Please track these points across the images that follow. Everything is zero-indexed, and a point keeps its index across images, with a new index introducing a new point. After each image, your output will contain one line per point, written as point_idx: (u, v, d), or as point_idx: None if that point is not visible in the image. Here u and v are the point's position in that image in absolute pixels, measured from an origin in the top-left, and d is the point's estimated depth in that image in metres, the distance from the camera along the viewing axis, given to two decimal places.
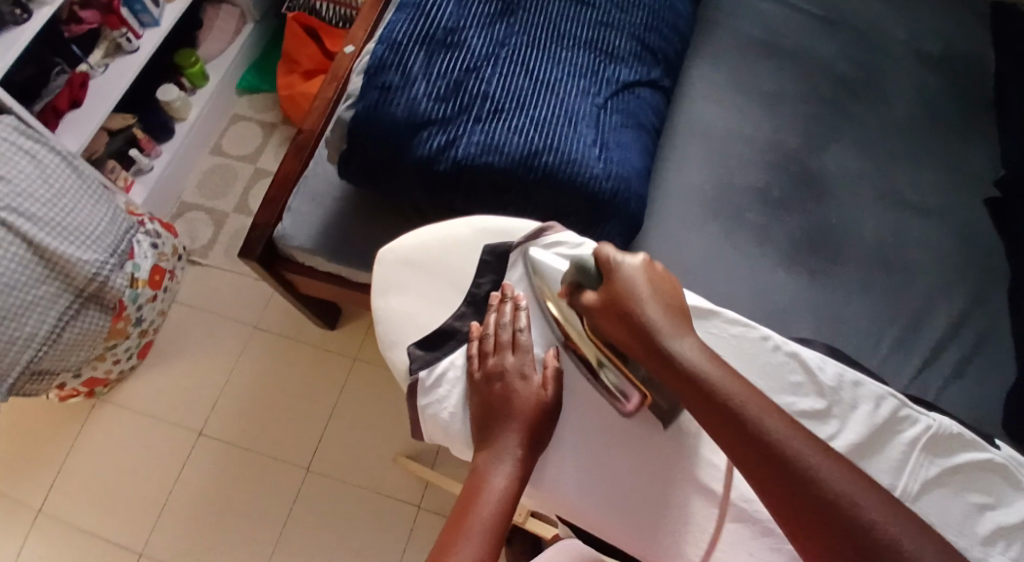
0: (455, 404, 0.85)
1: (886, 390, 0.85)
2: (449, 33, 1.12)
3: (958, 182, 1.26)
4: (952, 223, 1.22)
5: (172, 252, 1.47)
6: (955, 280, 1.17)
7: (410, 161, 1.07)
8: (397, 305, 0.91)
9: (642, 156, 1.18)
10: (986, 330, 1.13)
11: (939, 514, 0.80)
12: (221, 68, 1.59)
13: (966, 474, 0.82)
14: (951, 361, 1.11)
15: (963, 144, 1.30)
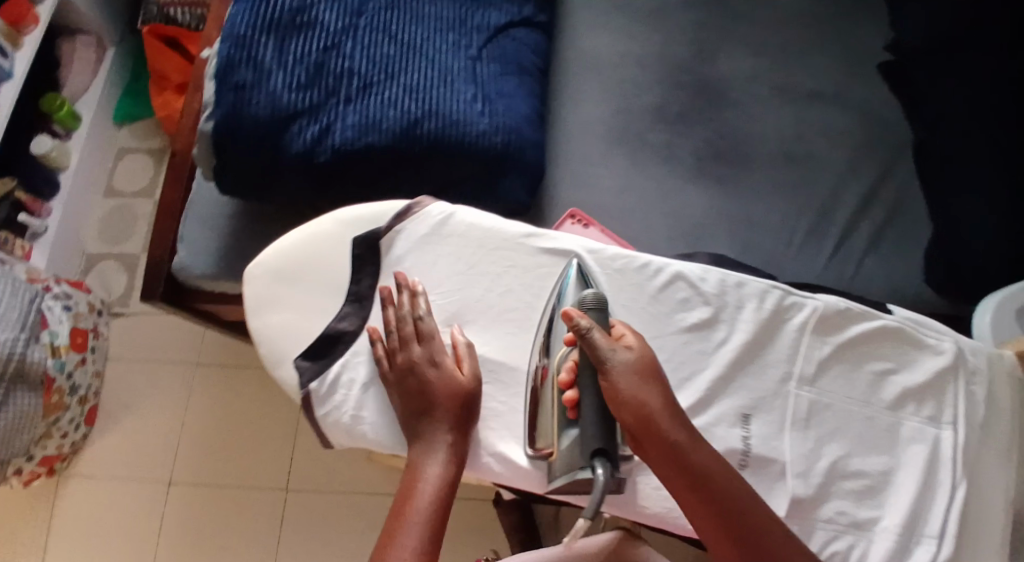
0: (355, 406, 0.83)
1: (771, 283, 0.88)
2: (297, 14, 1.05)
3: (852, 52, 1.24)
4: (850, 96, 1.22)
5: (89, 310, 1.42)
6: (861, 155, 1.18)
7: (287, 159, 1.01)
8: (274, 321, 0.87)
9: (531, 100, 1.13)
10: (898, 198, 1.15)
11: (845, 392, 0.86)
12: (91, 104, 1.50)
13: (864, 345, 0.87)
14: (866, 232, 1.14)
15: (856, 11, 1.27)
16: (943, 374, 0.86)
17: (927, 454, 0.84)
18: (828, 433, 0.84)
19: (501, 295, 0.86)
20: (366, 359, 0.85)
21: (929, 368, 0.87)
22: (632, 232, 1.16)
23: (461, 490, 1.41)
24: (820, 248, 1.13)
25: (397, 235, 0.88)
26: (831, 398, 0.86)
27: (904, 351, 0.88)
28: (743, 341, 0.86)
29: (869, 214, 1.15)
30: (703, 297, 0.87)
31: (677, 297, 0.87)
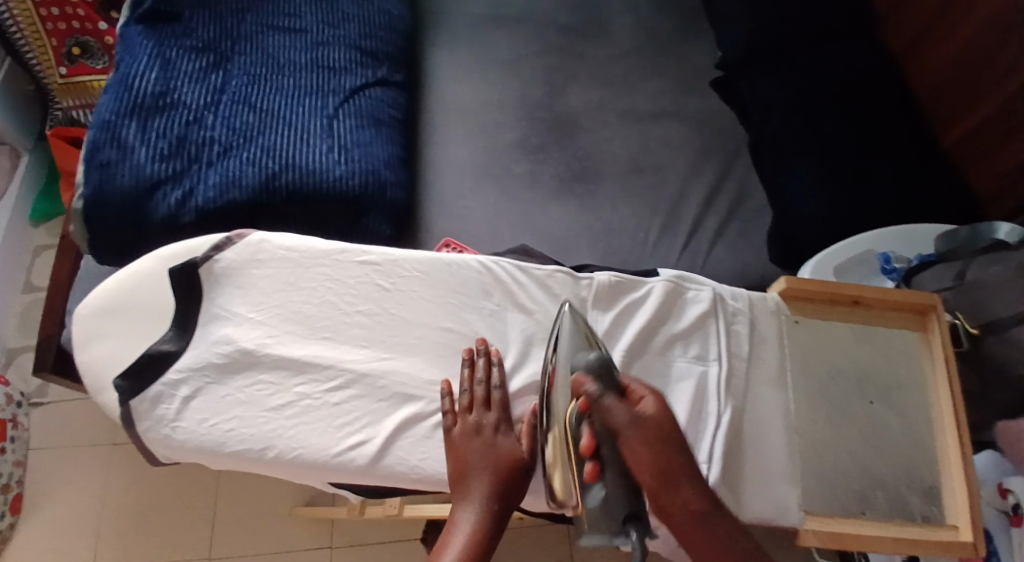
0: (181, 417, 0.76)
1: (553, 268, 0.86)
2: (159, 96, 1.14)
3: (685, 78, 1.43)
4: (689, 115, 1.39)
5: (8, 401, 1.45)
6: (702, 161, 1.33)
7: (155, 223, 1.08)
8: (99, 356, 0.80)
9: (390, 147, 1.23)
10: (738, 193, 1.29)
11: (621, 348, 0.88)
12: (8, 208, 1.59)
13: (634, 312, 0.90)
14: (712, 225, 1.25)
15: (683, 45, 1.48)
16: (703, 316, 0.91)
17: (696, 386, 0.89)
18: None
19: (322, 312, 0.80)
20: (190, 375, 0.77)
21: (692, 315, 0.91)
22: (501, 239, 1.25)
23: (383, 533, 1.45)
24: (673, 240, 1.24)
25: (217, 263, 0.81)
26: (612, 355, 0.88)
27: (673, 303, 0.92)
28: (524, 321, 0.85)
29: (714, 206, 1.28)
30: (491, 286, 0.85)
31: (467, 287, 0.84)
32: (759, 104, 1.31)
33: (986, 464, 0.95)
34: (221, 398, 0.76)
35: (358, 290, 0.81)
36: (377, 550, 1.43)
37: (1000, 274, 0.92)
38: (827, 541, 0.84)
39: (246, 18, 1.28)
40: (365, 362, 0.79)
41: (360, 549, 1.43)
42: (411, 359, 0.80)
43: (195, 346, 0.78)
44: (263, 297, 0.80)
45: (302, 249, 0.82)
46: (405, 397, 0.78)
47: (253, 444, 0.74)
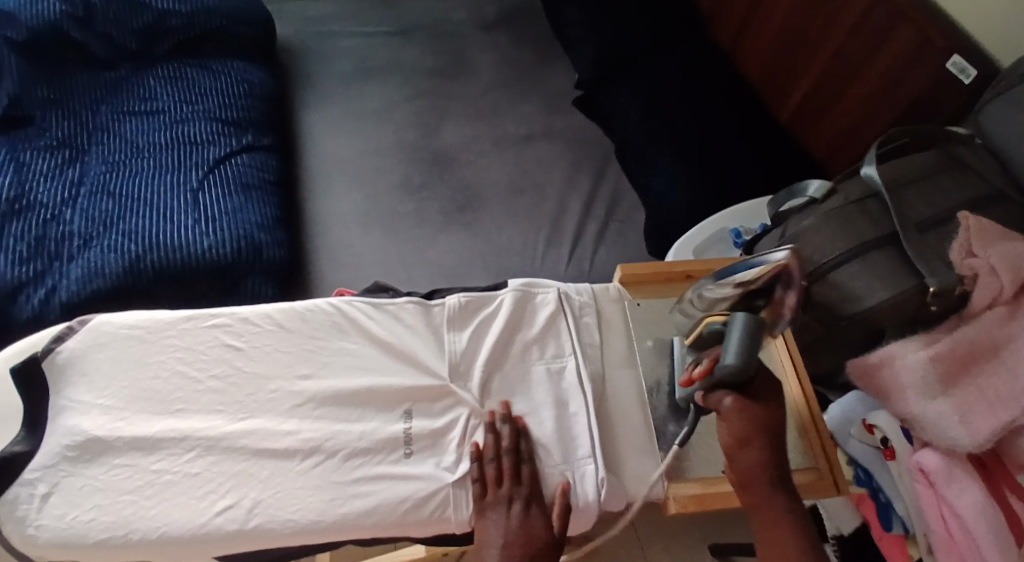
0: (42, 514, 0.76)
1: (405, 300, 0.90)
2: (12, 199, 1.13)
3: (551, 100, 1.49)
4: (558, 134, 1.43)
5: None
6: (577, 174, 1.37)
7: (22, 327, 1.06)
8: None
9: (262, 209, 1.23)
10: (612, 197, 1.34)
11: (482, 363, 0.88)
12: None
13: (490, 326, 0.91)
14: (593, 232, 1.29)
15: (543, 70, 1.54)
16: (552, 317, 0.92)
17: (559, 386, 0.89)
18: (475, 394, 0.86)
19: (173, 384, 0.83)
20: (44, 472, 0.78)
21: (544, 316, 0.92)
22: (394, 277, 1.25)
23: None
24: (558, 252, 1.26)
25: (60, 354, 0.83)
26: (470, 371, 0.88)
27: (526, 310, 0.93)
28: (380, 353, 0.87)
29: (592, 215, 1.31)
30: (346, 326, 0.88)
31: (321, 330, 0.87)
32: (616, 114, 1.38)
33: (852, 399, 1.00)
34: (77, 489, 0.78)
35: (210, 355, 0.85)
36: None
37: (810, 223, 0.98)
38: (688, 503, 0.84)
39: (100, 109, 1.29)
40: (221, 426, 0.81)
41: None
42: (266, 414, 0.82)
43: (48, 442, 0.80)
44: (112, 379, 0.83)
45: (150, 325, 0.85)
46: (267, 456, 0.80)
47: (114, 531, 0.76)
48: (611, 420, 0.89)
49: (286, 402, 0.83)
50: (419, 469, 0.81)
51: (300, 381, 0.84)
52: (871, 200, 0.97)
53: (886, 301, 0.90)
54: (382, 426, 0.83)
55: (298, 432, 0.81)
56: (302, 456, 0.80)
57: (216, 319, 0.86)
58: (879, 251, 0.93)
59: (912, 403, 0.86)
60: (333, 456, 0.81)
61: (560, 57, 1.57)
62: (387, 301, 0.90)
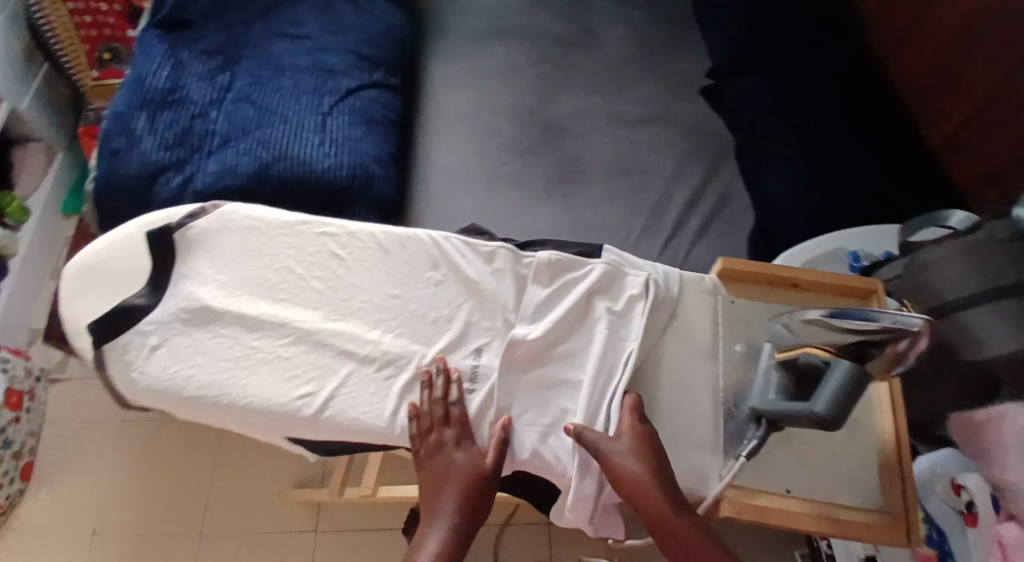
0: (148, 363, 0.87)
1: (495, 244, 0.95)
2: (168, 92, 1.24)
3: (676, 85, 1.49)
4: (676, 120, 1.43)
5: (27, 374, 1.55)
6: (688, 165, 1.37)
7: (156, 206, 1.17)
8: (80, 308, 0.93)
9: (380, 144, 1.31)
10: (722, 195, 1.33)
11: (551, 319, 0.92)
12: (41, 199, 1.71)
13: (570, 289, 0.94)
14: (694, 227, 1.30)
15: (675, 54, 1.54)
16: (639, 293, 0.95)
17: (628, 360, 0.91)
18: (535, 342, 0.90)
19: (281, 276, 0.92)
20: (158, 327, 0.89)
21: (630, 291, 0.95)
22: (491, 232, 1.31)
23: (374, 522, 1.49)
24: (655, 237, 1.28)
25: (190, 230, 0.94)
26: (539, 319, 0.92)
27: (611, 285, 0.96)
28: (463, 290, 0.93)
29: (697, 209, 1.32)
30: (439, 258, 0.94)
31: (418, 258, 0.94)
32: (744, 111, 1.38)
33: (946, 457, 1.01)
34: (183, 347, 0.88)
35: (316, 258, 0.93)
36: (361, 538, 1.47)
37: (944, 254, 0.97)
38: (743, 509, 0.85)
39: (256, 26, 1.39)
40: (316, 322, 0.89)
41: (344, 535, 1.47)
42: (352, 321, 0.90)
43: (166, 302, 0.91)
44: (231, 259, 0.93)
45: (269, 221, 0.95)
46: (348, 357, 0.88)
47: (209, 390, 0.85)
48: (674, 402, 0.92)
49: (374, 314, 0.91)
50: (482, 404, 0.87)
51: (392, 294, 0.91)
52: (1018, 244, 0.93)
53: (1008, 353, 0.89)
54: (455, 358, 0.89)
55: (376, 342, 0.89)
56: (379, 365, 0.88)
57: (332, 227, 0.95)
58: (1014, 299, 0.91)
59: (1010, 468, 0.88)
60: (402, 373, 0.88)
61: (693, 43, 1.56)
62: (482, 243, 0.94)
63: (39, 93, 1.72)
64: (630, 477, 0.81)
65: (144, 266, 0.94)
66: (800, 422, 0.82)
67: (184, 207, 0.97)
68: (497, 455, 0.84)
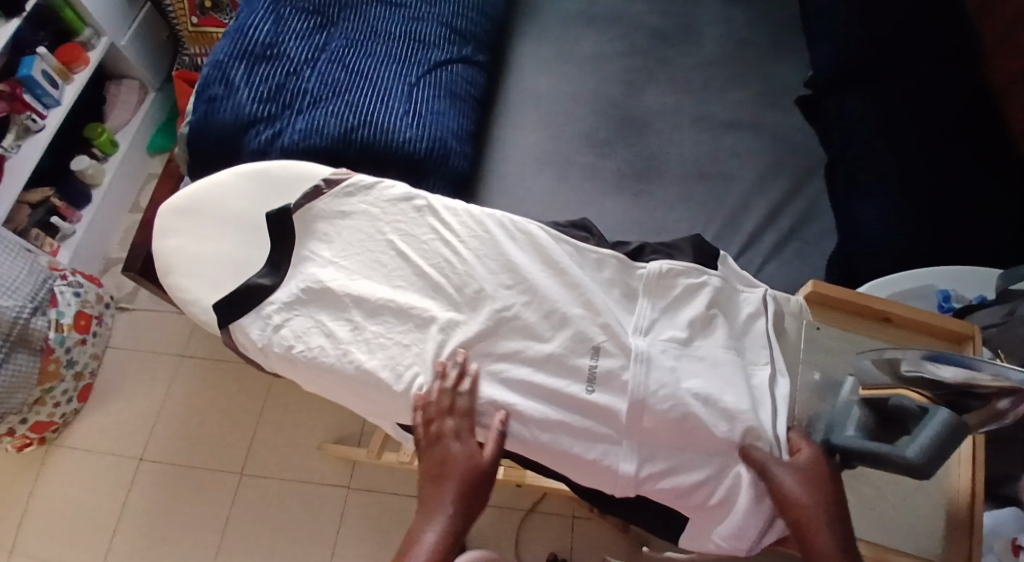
0: (262, 329, 0.95)
1: (608, 252, 0.96)
2: (268, 46, 1.30)
3: (770, 92, 1.48)
4: (766, 128, 1.43)
5: (97, 300, 1.63)
6: (770, 180, 1.36)
7: (245, 156, 1.23)
8: (182, 248, 1.02)
9: (461, 120, 1.33)
10: (803, 213, 1.33)
11: (671, 334, 0.92)
12: (129, 135, 1.79)
13: (682, 302, 0.95)
14: (770, 242, 1.30)
15: (772, 59, 1.52)
16: (756, 313, 0.95)
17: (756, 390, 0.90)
18: (656, 354, 0.90)
19: (395, 262, 0.97)
20: (282, 306, 0.95)
21: (750, 306, 0.95)
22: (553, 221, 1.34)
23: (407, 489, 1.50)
24: (727, 247, 1.28)
25: (309, 209, 1.00)
26: (652, 332, 0.92)
27: (726, 302, 0.96)
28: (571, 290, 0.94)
29: (774, 226, 1.32)
30: (555, 251, 0.96)
31: (532, 254, 0.96)
32: (840, 126, 1.38)
33: (1007, 515, 1.01)
34: (296, 320, 0.94)
35: (431, 243, 0.97)
36: (391, 500, 1.49)
37: None
38: None
39: None
40: (431, 311, 0.94)
41: (377, 494, 1.49)
42: (465, 313, 0.93)
43: (287, 281, 0.97)
44: (347, 242, 0.99)
45: (389, 211, 1.00)
46: (455, 347, 0.91)
47: (313, 360, 0.92)
48: None
49: (487, 305, 0.93)
50: (598, 409, 0.88)
51: (522, 288, 0.93)
52: None
53: None
54: (566, 367, 0.90)
55: (484, 332, 0.92)
56: (485, 364, 0.91)
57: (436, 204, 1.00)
58: None
59: None
60: (513, 372, 0.90)
61: (792, 50, 1.53)
62: (593, 250, 0.97)
63: (139, 33, 1.78)
64: (794, 501, 0.81)
65: (261, 245, 1.00)
66: (881, 464, 0.79)
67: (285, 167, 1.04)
68: (494, 450, 0.86)
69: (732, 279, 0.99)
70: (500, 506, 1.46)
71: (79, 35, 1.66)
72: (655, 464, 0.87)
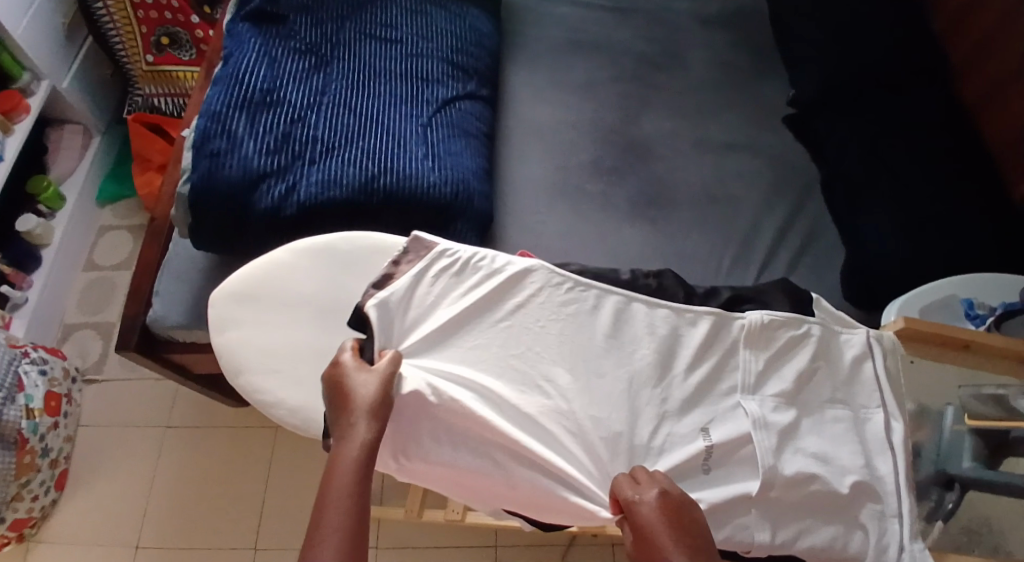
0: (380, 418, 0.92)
1: (705, 312, 1.00)
2: (267, 92, 1.21)
3: (760, 115, 1.49)
4: (762, 150, 1.43)
5: (64, 375, 1.47)
6: (775, 199, 1.37)
7: (258, 213, 1.14)
8: (249, 334, 0.99)
9: (477, 159, 1.27)
10: (808, 230, 1.33)
11: (773, 389, 0.97)
12: (76, 185, 1.63)
13: (787, 353, 0.99)
14: (786, 259, 1.30)
15: (759, 81, 1.54)
16: (858, 358, 1.00)
17: (853, 428, 0.96)
18: (770, 408, 0.95)
19: (479, 350, 0.95)
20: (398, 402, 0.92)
21: (851, 352, 1.00)
22: (572, 255, 1.29)
23: (443, 539, 1.44)
24: (746, 273, 1.28)
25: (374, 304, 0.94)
26: (760, 385, 0.97)
27: (829, 346, 1.01)
28: (678, 354, 0.98)
29: (784, 243, 1.32)
30: (652, 325, 0.99)
31: (633, 331, 0.99)
32: (830, 144, 1.36)
33: None
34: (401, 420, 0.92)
35: (511, 328, 0.97)
36: (423, 555, 1.43)
37: None
38: None
39: (345, 26, 1.33)
40: (535, 403, 0.92)
41: (402, 550, 1.43)
42: (580, 400, 0.93)
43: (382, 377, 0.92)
44: (446, 331, 0.96)
45: (460, 294, 0.98)
46: (576, 436, 0.91)
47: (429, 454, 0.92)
48: (828, 449, 0.94)
49: (601, 389, 0.94)
50: (720, 464, 0.92)
51: (631, 359, 0.96)
52: None
53: None
54: (684, 441, 0.93)
55: (600, 421, 0.92)
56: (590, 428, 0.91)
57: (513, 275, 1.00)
58: None
59: None
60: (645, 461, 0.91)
61: (774, 72, 1.55)
62: (688, 309, 1.00)
63: (81, 73, 1.62)
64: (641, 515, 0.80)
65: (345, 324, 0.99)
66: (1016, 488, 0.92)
67: (342, 236, 1.03)
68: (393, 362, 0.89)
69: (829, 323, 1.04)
70: (535, 545, 1.44)
71: (18, 80, 1.49)
72: (785, 524, 0.90)
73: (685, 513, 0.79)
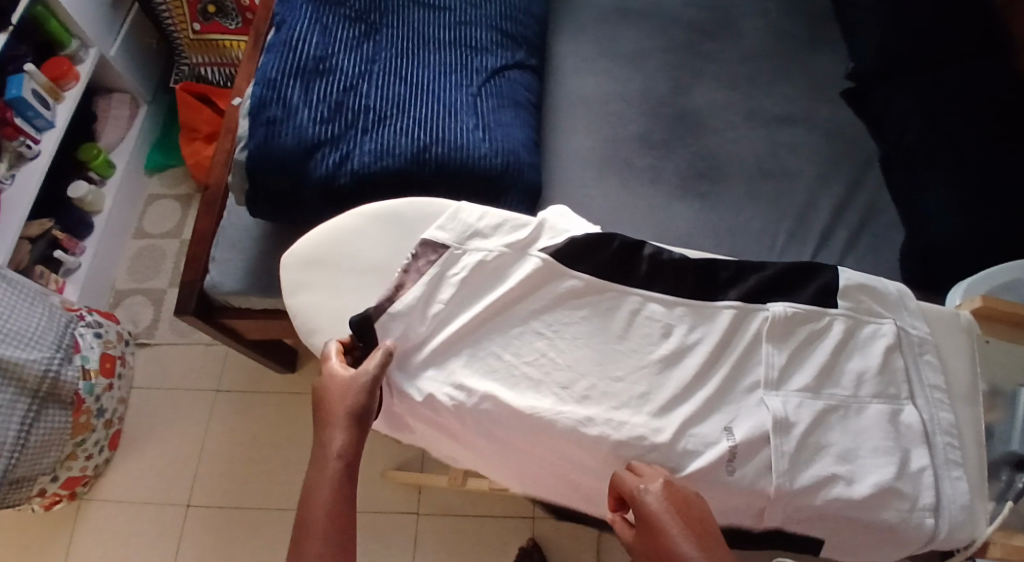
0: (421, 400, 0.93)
1: (725, 306, 0.96)
2: (320, 60, 1.21)
3: (816, 85, 1.46)
4: (817, 122, 1.41)
5: (117, 339, 1.50)
6: (831, 174, 1.35)
7: (312, 182, 1.15)
8: (307, 301, 1.00)
9: (526, 130, 1.26)
10: (868, 206, 1.32)
11: (806, 378, 0.94)
12: (125, 154, 1.65)
13: (810, 346, 0.96)
14: (844, 236, 1.29)
15: (813, 50, 1.50)
16: (890, 349, 0.96)
17: (894, 414, 0.94)
18: (792, 407, 0.93)
19: (495, 359, 0.94)
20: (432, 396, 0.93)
21: (881, 345, 0.96)
22: (623, 229, 1.29)
23: (485, 509, 1.47)
24: (803, 247, 1.27)
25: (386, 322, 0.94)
26: (794, 373, 0.95)
27: (854, 337, 0.97)
28: (711, 341, 0.95)
29: (844, 218, 1.31)
30: (668, 324, 0.96)
31: (647, 331, 0.96)
32: (891, 118, 1.35)
33: None
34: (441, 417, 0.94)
35: (522, 337, 0.95)
36: (467, 522, 1.45)
37: None
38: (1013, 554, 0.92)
39: None
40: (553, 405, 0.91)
41: (445, 517, 1.46)
42: (597, 406, 0.92)
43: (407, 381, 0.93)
44: (461, 336, 0.95)
45: (473, 296, 0.97)
46: (599, 432, 0.90)
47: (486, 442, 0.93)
48: (889, 426, 0.93)
49: (626, 380, 0.93)
50: (755, 447, 0.90)
51: (673, 340, 0.96)
52: None
53: None
54: (706, 444, 0.90)
55: (649, 398, 0.93)
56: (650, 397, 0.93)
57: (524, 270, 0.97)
58: None
59: None
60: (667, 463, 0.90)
61: (829, 40, 1.52)
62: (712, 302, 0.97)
63: (127, 41, 1.63)
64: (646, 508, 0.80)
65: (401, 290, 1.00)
66: None
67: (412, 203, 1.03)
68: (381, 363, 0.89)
69: (859, 312, 0.98)
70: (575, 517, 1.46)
71: (67, 48, 1.49)
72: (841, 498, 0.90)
73: (690, 506, 0.80)
